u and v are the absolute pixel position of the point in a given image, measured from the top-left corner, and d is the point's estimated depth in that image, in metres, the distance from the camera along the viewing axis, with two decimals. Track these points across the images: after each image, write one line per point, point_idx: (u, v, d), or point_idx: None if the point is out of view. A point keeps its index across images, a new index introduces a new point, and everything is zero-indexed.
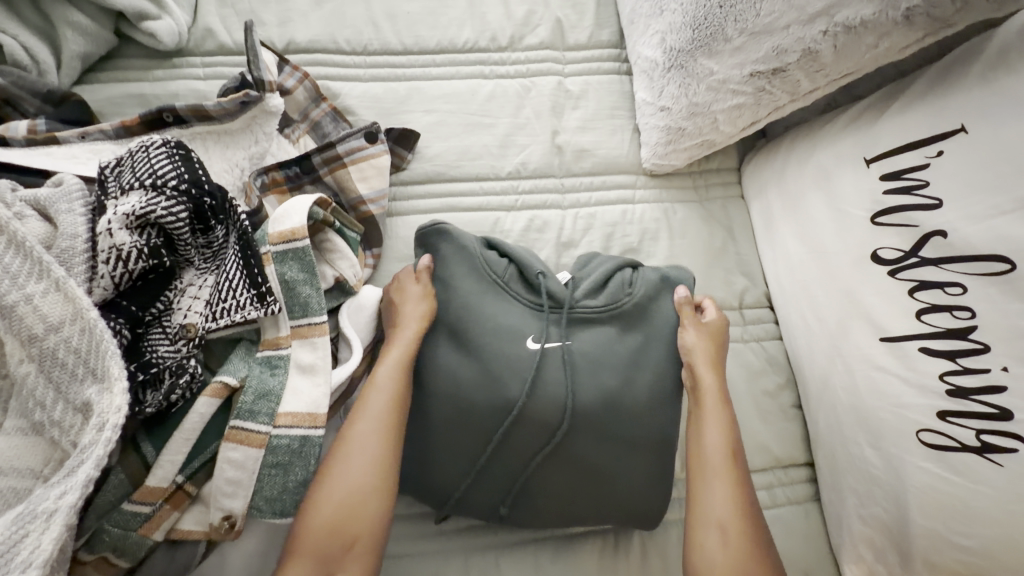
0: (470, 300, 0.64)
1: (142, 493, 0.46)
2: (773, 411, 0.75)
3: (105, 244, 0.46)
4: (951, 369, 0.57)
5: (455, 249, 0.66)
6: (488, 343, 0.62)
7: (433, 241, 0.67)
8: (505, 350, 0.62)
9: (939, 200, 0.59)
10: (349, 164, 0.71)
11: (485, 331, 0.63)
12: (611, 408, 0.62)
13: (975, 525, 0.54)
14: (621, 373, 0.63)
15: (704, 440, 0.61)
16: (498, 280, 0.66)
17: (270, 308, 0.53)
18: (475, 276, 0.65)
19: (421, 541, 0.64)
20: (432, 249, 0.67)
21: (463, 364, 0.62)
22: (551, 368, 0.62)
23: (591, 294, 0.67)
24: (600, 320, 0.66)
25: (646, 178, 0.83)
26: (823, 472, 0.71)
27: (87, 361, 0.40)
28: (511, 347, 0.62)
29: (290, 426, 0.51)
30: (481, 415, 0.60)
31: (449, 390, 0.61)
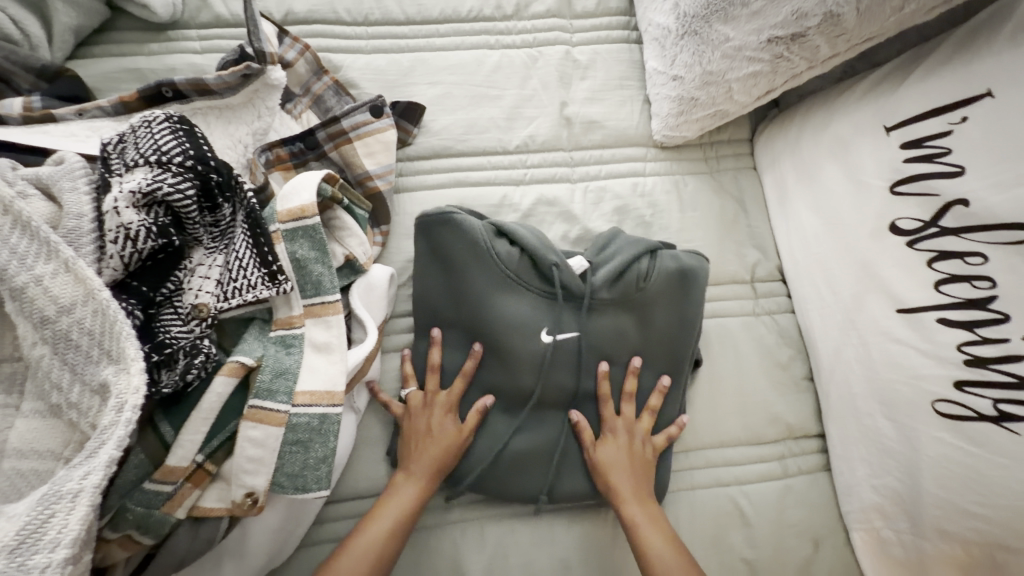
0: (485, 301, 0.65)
1: (163, 472, 0.46)
2: (784, 383, 0.75)
3: (112, 223, 0.45)
4: (969, 340, 0.57)
5: (461, 238, 0.65)
6: (499, 335, 0.64)
7: (438, 230, 0.65)
8: (520, 344, 0.64)
9: (962, 167, 0.58)
10: (355, 139, 0.69)
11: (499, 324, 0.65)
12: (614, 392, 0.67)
13: (989, 492, 0.55)
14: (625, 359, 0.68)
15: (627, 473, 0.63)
16: (510, 273, 0.65)
17: (282, 287, 0.52)
18: (488, 268, 0.65)
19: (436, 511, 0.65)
20: (438, 241, 0.65)
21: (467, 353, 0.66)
22: (564, 357, 0.66)
23: (605, 286, 0.66)
24: (611, 309, 0.67)
25: (657, 151, 0.81)
26: (834, 442, 0.71)
27: (101, 342, 0.40)
28: (525, 341, 0.64)
29: (308, 405, 0.51)
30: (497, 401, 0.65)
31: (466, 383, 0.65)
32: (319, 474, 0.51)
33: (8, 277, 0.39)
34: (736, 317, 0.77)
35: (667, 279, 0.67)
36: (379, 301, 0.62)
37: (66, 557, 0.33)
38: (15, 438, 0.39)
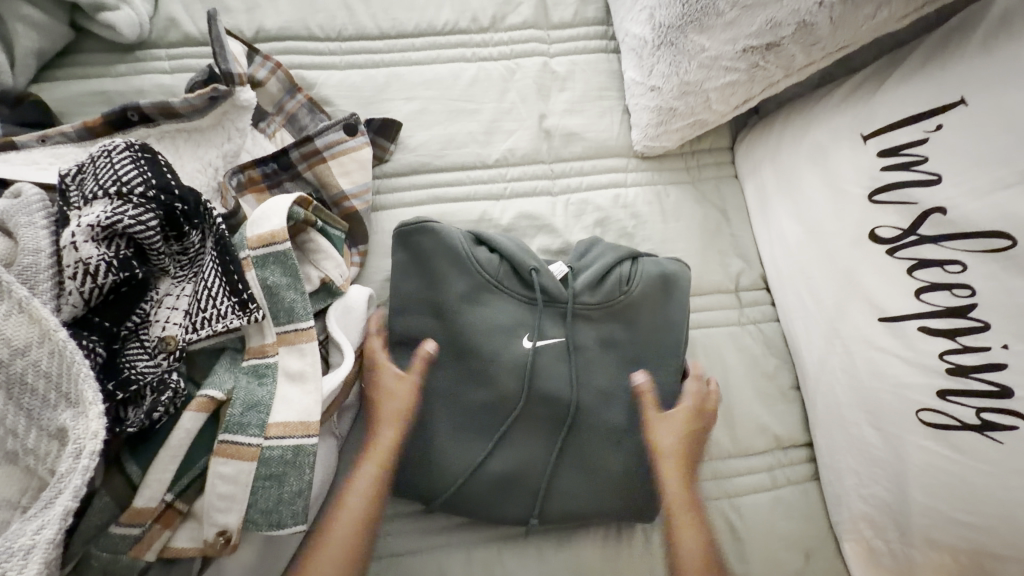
0: (464, 310, 0.64)
1: (130, 515, 0.44)
2: (771, 392, 0.74)
3: (70, 259, 0.43)
4: (950, 348, 0.57)
5: (442, 244, 0.65)
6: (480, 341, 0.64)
7: (418, 238, 0.65)
8: (502, 352, 0.64)
9: (938, 175, 0.58)
10: (329, 158, 0.67)
11: (483, 330, 0.64)
12: (605, 400, 0.65)
13: (975, 502, 0.55)
14: (614, 368, 0.66)
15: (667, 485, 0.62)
16: (491, 280, 0.65)
17: (253, 316, 0.51)
18: (468, 276, 0.65)
19: (423, 535, 0.63)
20: (419, 248, 0.65)
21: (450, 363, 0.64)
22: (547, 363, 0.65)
23: (587, 290, 0.66)
24: (594, 315, 0.67)
25: (637, 161, 0.81)
26: (822, 452, 0.70)
27: (58, 385, 0.38)
28: (507, 348, 0.64)
29: (281, 437, 0.49)
30: (481, 414, 0.63)
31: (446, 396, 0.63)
32: (295, 509, 0.49)
33: None
34: (721, 327, 0.76)
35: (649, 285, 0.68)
36: (357, 324, 0.62)
37: None
38: None
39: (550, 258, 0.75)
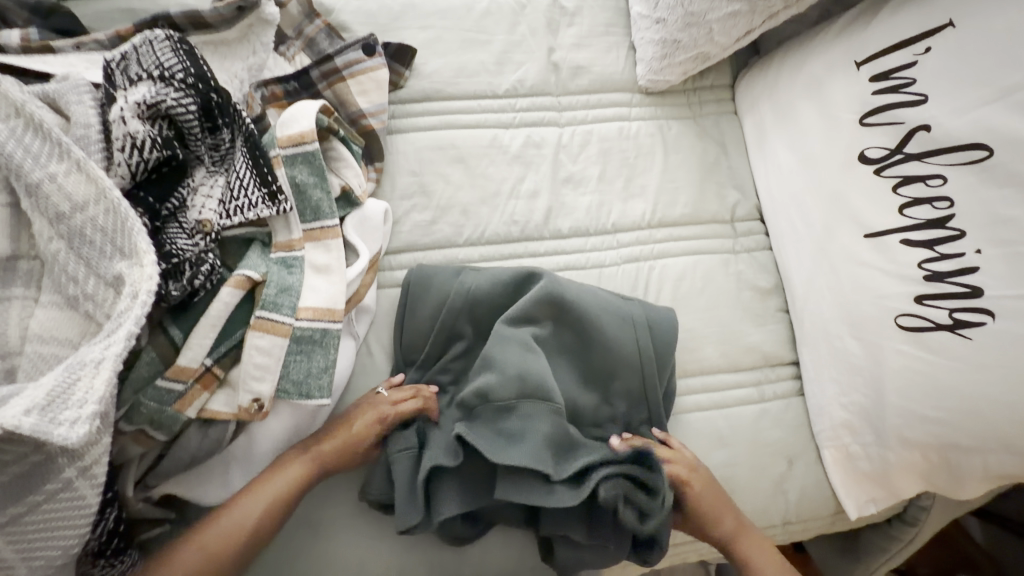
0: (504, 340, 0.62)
1: (175, 371, 0.49)
2: (761, 315, 0.79)
3: (119, 132, 0.47)
4: (929, 257, 0.61)
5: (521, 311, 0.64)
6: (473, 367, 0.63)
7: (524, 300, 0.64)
8: (514, 383, 0.60)
9: (924, 95, 0.62)
10: (348, 78, 0.71)
11: (507, 375, 0.60)
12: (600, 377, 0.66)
13: (945, 397, 0.60)
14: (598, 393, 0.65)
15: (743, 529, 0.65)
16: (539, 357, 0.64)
17: (282, 207, 0.54)
18: (535, 305, 0.64)
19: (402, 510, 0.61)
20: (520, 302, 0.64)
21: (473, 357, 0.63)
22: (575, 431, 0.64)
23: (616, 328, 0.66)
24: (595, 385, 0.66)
25: (641, 97, 0.84)
26: (807, 368, 0.75)
27: (113, 239, 0.42)
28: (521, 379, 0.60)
29: (311, 320, 0.54)
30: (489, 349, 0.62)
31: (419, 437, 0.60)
32: (322, 383, 0.54)
33: (24, 174, 0.41)
34: (716, 254, 0.80)
35: (663, 341, 0.66)
36: (373, 232, 0.65)
37: (93, 414, 0.36)
38: (35, 325, 0.41)
39: (557, 184, 0.79)
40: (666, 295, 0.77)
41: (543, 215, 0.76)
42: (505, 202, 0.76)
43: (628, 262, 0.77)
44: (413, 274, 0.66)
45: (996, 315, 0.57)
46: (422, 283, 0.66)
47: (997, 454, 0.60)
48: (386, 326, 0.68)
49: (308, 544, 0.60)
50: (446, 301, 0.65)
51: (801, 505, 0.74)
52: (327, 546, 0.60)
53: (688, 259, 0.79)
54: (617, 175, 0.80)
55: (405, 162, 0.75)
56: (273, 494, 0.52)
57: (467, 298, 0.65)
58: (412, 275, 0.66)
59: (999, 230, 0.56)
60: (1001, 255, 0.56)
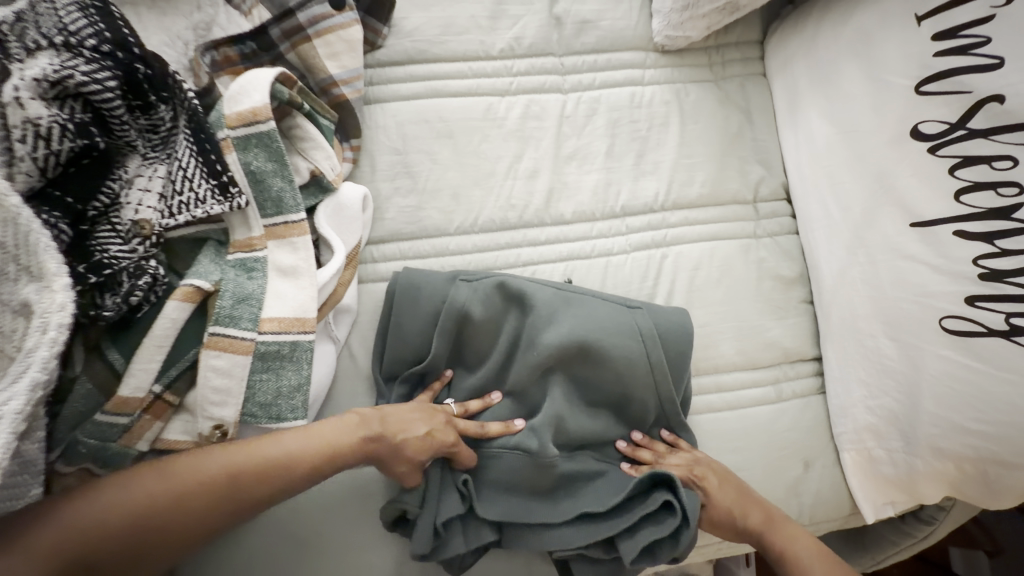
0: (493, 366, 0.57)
1: (115, 403, 0.41)
2: (783, 307, 0.71)
3: (16, 118, 0.37)
4: (986, 253, 0.53)
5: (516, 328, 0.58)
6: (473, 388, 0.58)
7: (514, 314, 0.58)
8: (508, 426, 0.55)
9: (1001, 58, 0.52)
10: (315, 38, 0.60)
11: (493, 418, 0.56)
12: (610, 402, 0.59)
13: (991, 410, 0.54)
14: (607, 416, 0.60)
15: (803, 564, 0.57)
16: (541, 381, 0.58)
17: (235, 201, 0.46)
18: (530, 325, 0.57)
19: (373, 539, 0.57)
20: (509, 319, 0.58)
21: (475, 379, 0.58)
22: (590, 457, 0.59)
23: (624, 347, 0.57)
24: (604, 408, 0.60)
25: (657, 56, 0.73)
26: (831, 366, 0.69)
27: (16, 258, 0.34)
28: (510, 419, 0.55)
29: (277, 333, 0.47)
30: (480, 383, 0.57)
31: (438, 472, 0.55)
32: (295, 403, 0.48)
33: None
34: (736, 240, 0.72)
35: (677, 346, 0.59)
36: (350, 224, 0.57)
37: None
38: None
39: (559, 162, 0.69)
40: (679, 286, 0.69)
41: (544, 198, 0.68)
42: (501, 183, 0.67)
43: (638, 249, 0.69)
44: (398, 282, 0.58)
45: None
46: (410, 296, 0.58)
47: None
48: (370, 326, 0.62)
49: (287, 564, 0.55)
50: (435, 319, 0.58)
51: (815, 509, 0.70)
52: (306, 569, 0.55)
53: (704, 246, 0.71)
54: (627, 149, 0.71)
55: (384, 137, 0.65)
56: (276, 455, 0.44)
57: (459, 318, 0.57)
58: (397, 283, 0.58)
59: None
60: None
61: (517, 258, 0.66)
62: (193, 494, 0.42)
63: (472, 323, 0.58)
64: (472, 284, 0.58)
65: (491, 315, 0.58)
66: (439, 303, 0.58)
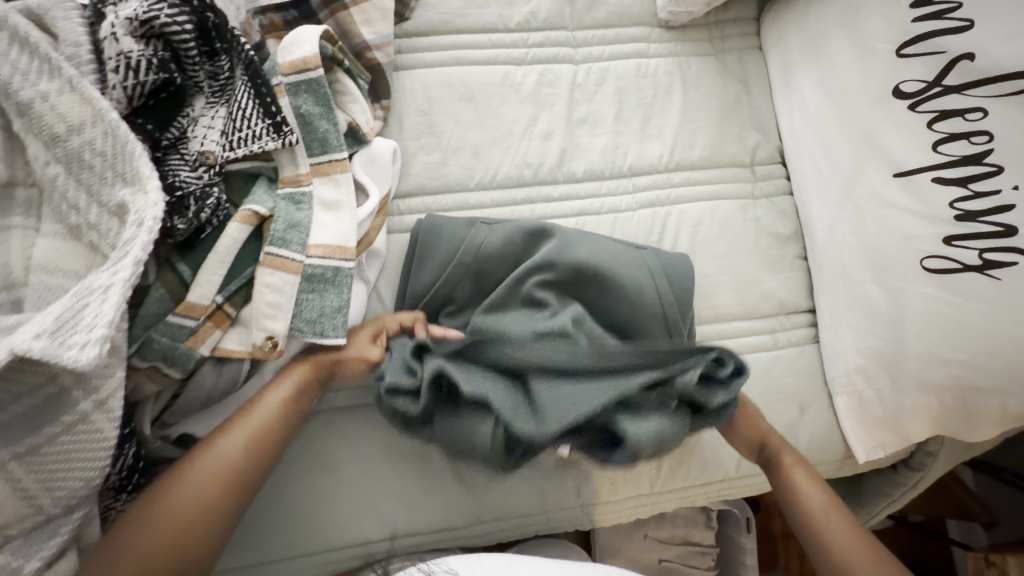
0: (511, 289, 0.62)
1: (185, 307, 0.47)
2: (779, 261, 0.77)
3: (112, 51, 0.44)
4: (961, 197, 0.59)
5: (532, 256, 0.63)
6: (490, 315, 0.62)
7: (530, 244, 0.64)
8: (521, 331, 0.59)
9: (970, 21, 0.58)
10: (351, 6, 0.66)
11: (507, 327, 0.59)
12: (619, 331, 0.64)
13: (968, 340, 0.59)
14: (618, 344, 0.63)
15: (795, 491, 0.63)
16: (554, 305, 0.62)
17: (287, 139, 0.52)
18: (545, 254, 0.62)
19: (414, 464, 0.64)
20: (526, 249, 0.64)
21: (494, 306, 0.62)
22: None
23: (632, 278, 0.63)
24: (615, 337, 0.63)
25: (661, 31, 0.79)
26: (823, 315, 0.74)
27: (114, 165, 0.40)
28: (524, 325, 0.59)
29: (322, 257, 0.52)
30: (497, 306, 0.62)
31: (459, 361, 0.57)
32: (337, 322, 0.53)
33: (13, 93, 0.39)
34: (735, 200, 0.77)
35: (681, 284, 0.65)
36: (382, 172, 0.63)
37: (105, 336, 0.35)
38: (38, 255, 0.40)
39: (571, 125, 0.75)
40: (682, 240, 0.75)
41: (557, 157, 0.73)
42: (517, 143, 0.73)
43: (644, 207, 0.75)
44: (423, 227, 0.64)
45: None
46: (437, 235, 0.64)
47: (1017, 396, 0.59)
48: (398, 269, 0.67)
49: (322, 480, 0.64)
50: (457, 256, 0.63)
51: (810, 450, 0.74)
52: (340, 480, 0.64)
53: (705, 204, 0.76)
54: (634, 114, 0.76)
55: (412, 100, 0.71)
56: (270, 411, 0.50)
57: (480, 253, 0.63)
58: (425, 226, 0.64)
59: None
60: None
61: (532, 212, 0.72)
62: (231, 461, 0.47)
63: (492, 258, 0.63)
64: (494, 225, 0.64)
65: (509, 249, 0.64)
66: (463, 239, 0.63)
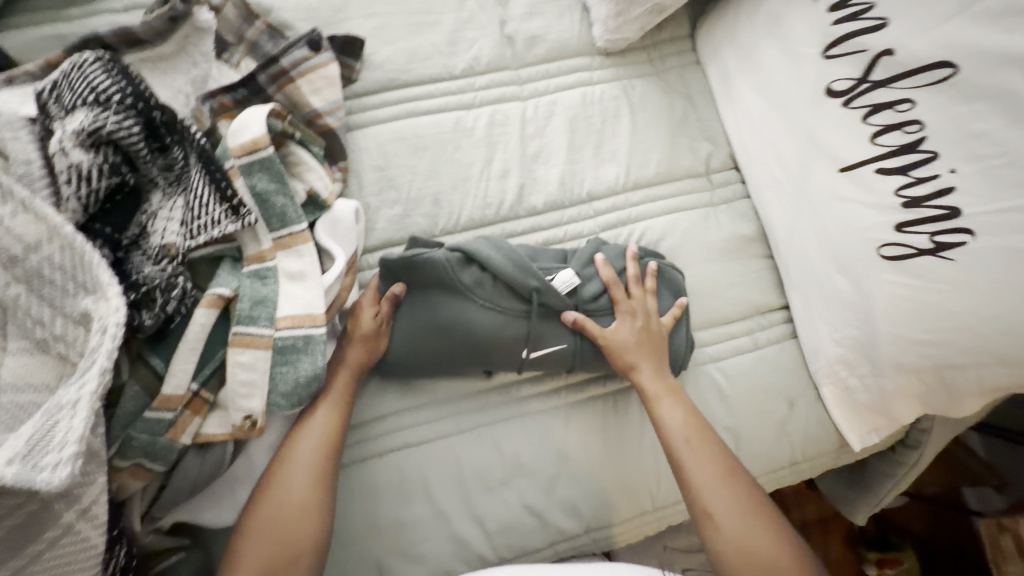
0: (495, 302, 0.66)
1: (160, 401, 0.48)
2: (746, 263, 0.78)
3: (63, 165, 0.46)
4: (904, 184, 0.61)
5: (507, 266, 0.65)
6: (470, 351, 0.65)
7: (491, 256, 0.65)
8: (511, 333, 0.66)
9: (884, 20, 0.61)
10: (298, 78, 0.69)
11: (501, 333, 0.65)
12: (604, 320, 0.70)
13: (934, 320, 0.61)
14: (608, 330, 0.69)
15: (669, 427, 0.63)
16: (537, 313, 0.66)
17: (246, 219, 0.53)
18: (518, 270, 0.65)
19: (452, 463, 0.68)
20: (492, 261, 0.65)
21: (473, 342, 0.65)
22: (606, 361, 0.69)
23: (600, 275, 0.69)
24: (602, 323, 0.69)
25: (602, 58, 0.82)
26: (797, 310, 0.75)
27: (75, 276, 0.42)
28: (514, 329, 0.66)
29: (291, 327, 0.53)
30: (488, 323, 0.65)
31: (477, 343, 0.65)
32: (313, 391, 0.53)
33: None
34: (695, 209, 0.79)
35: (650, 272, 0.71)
36: (347, 232, 0.64)
37: (76, 452, 0.35)
38: (7, 374, 0.40)
39: (526, 160, 0.77)
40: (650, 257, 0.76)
41: (516, 194, 0.75)
42: (476, 185, 0.75)
43: (607, 229, 0.77)
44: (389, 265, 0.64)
45: (975, 233, 0.57)
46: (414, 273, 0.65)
47: (989, 368, 0.60)
48: None
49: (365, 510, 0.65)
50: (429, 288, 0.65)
51: (805, 444, 0.75)
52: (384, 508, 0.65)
53: (667, 218, 0.78)
54: (586, 140, 0.79)
55: (368, 158, 0.73)
56: (318, 440, 0.54)
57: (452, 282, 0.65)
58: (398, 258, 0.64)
59: (972, 147, 0.56)
60: (976, 172, 0.56)
61: None
62: (313, 478, 0.53)
63: (469, 296, 0.65)
64: (468, 258, 0.66)
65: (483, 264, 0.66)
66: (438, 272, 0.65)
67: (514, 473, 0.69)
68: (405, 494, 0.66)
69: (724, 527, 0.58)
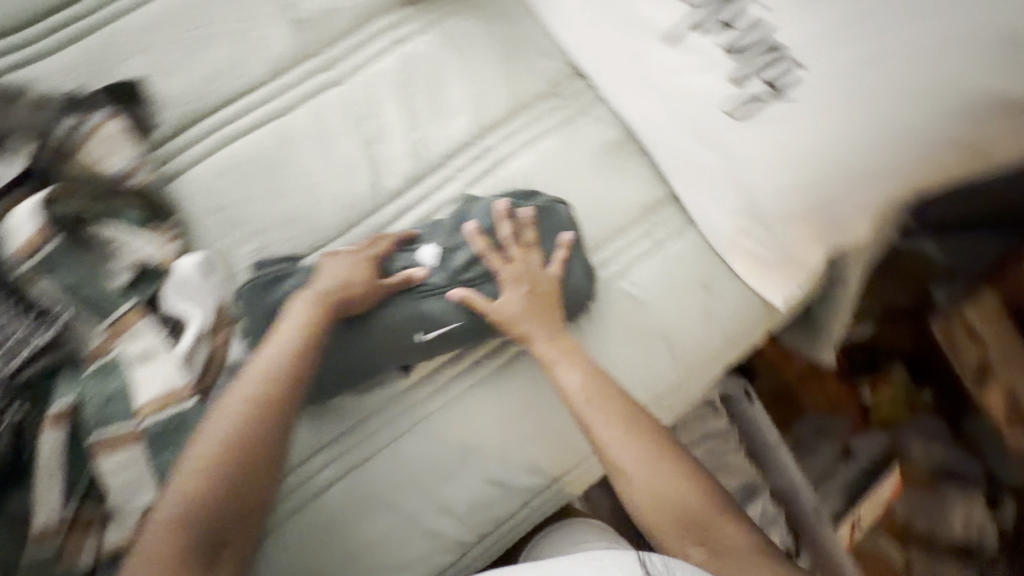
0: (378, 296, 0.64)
1: (35, 533, 0.50)
2: (620, 166, 0.76)
3: None
4: (724, 35, 0.62)
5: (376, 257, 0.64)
6: (369, 362, 0.64)
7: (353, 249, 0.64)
8: (401, 320, 0.64)
9: None
10: (83, 148, 0.64)
11: (389, 325, 0.64)
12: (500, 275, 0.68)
13: (799, 161, 0.61)
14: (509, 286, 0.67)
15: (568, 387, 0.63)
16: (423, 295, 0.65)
17: (62, 325, 0.56)
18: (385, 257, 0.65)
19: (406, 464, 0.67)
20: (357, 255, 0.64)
21: (364, 352, 0.63)
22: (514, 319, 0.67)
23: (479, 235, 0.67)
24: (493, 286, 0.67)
25: (409, 11, 0.76)
26: (684, 196, 0.73)
27: None
28: (401, 313, 0.64)
29: (157, 409, 0.54)
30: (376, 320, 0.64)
31: (377, 339, 0.64)
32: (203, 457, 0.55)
33: None
34: (557, 131, 0.76)
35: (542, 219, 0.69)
36: (198, 292, 0.60)
37: None
38: None
39: (369, 144, 0.72)
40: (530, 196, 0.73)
41: (369, 183, 0.71)
42: (323, 190, 0.70)
43: (476, 185, 0.73)
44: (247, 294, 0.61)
45: (805, 64, 0.59)
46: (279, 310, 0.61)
47: (867, 188, 0.60)
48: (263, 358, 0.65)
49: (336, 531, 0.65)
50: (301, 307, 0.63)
51: (734, 321, 0.75)
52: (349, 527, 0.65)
53: (532, 150, 0.75)
54: (421, 98, 0.73)
55: (199, 199, 0.68)
56: (257, 376, 0.55)
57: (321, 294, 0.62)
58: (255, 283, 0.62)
59: None
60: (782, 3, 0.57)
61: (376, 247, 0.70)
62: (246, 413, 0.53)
63: (348, 311, 0.63)
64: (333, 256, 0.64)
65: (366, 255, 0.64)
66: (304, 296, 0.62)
67: (467, 457, 0.68)
68: (370, 510, 0.66)
69: (632, 478, 0.59)
